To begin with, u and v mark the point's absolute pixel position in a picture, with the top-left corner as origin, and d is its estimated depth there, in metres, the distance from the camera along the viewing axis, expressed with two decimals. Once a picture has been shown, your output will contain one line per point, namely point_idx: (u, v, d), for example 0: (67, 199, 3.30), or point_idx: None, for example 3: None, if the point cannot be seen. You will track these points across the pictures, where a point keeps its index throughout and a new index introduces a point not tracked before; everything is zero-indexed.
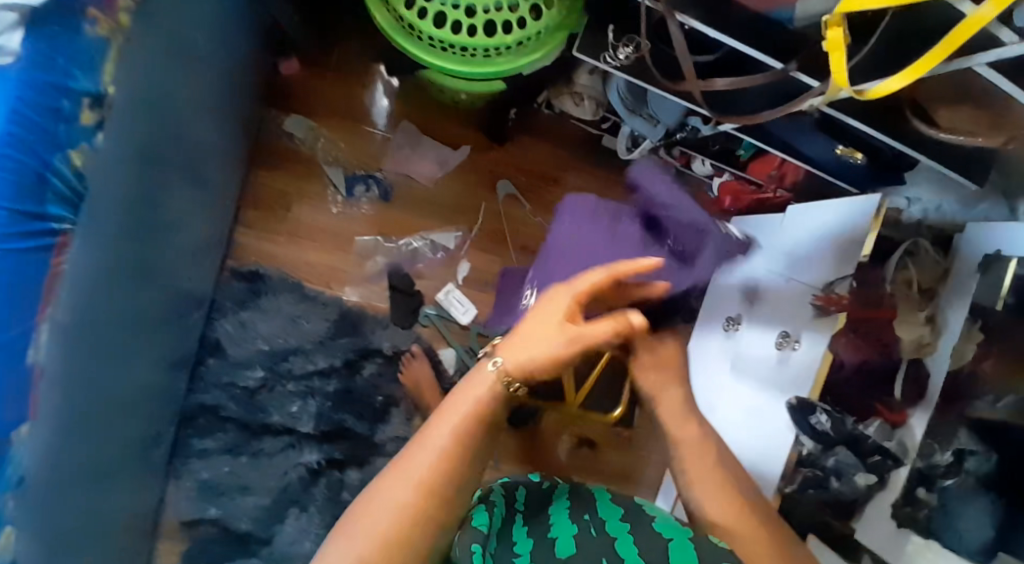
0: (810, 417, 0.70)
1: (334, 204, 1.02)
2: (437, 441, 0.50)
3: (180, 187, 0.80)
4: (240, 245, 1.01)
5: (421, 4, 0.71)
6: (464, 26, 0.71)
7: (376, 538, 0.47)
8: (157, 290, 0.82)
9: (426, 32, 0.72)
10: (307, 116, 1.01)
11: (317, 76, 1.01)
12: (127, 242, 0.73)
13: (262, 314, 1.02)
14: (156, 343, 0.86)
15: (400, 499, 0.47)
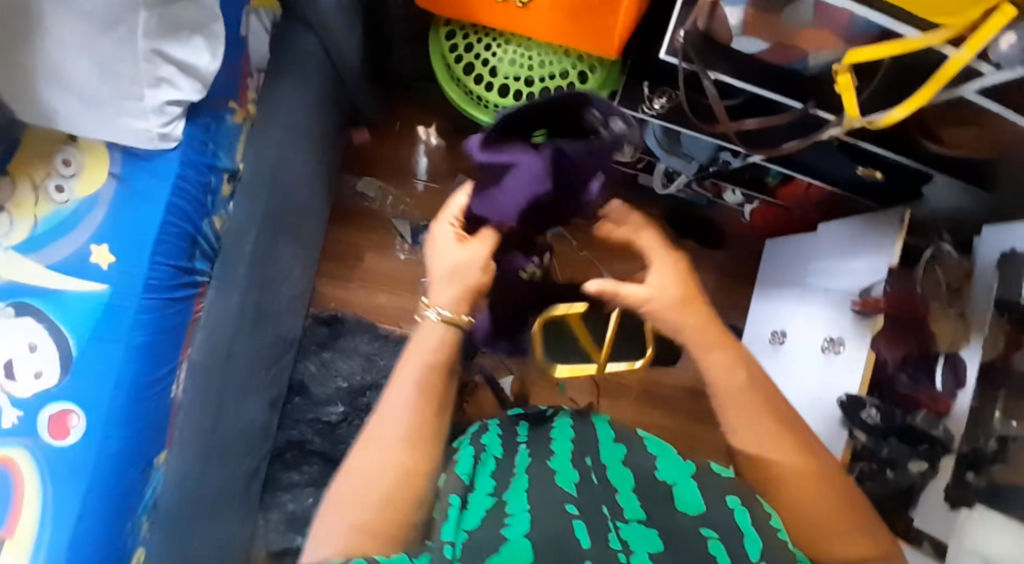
0: (860, 412, 0.79)
1: (401, 251, 1.14)
2: (406, 385, 0.54)
3: (288, 241, 0.92)
4: (321, 293, 1.13)
5: (487, 79, 0.85)
6: (525, 93, 0.85)
7: (383, 482, 0.49)
8: (270, 333, 0.94)
9: (492, 101, 0.85)
10: (376, 177, 1.14)
11: (385, 142, 1.15)
12: (253, 287, 0.85)
13: (340, 354, 1.12)
14: (265, 382, 0.97)
15: (394, 436, 0.51)
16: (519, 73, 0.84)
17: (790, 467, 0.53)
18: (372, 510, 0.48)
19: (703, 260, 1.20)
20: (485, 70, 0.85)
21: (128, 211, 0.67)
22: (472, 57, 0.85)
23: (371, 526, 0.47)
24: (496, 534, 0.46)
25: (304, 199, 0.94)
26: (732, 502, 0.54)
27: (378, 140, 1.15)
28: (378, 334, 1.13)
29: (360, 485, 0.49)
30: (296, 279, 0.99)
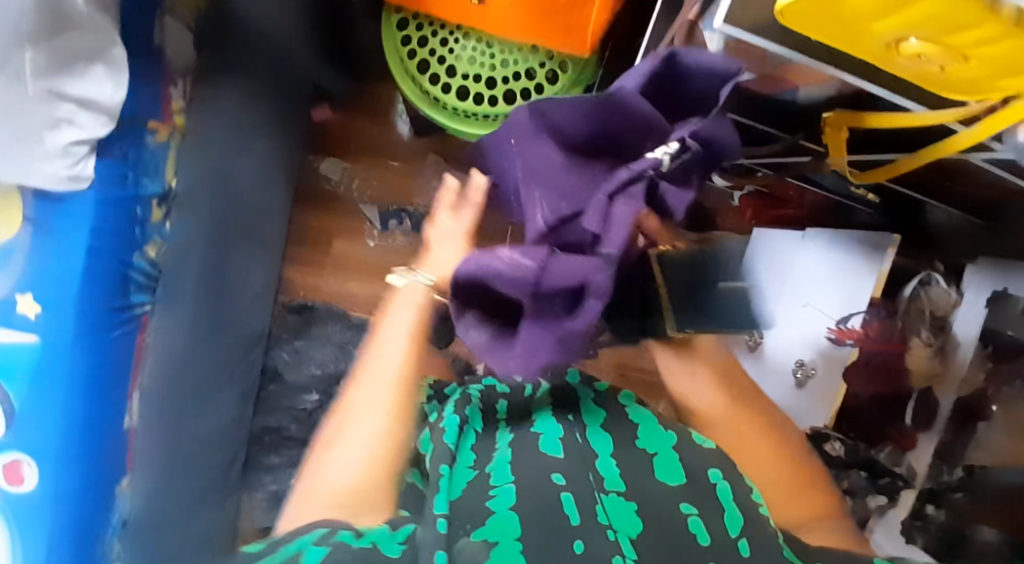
0: (825, 444, 0.81)
1: (371, 237, 1.08)
2: (383, 383, 0.61)
3: (250, 244, 0.85)
4: (289, 280, 1.08)
5: (444, 79, 0.77)
6: (486, 95, 0.76)
7: (371, 448, 0.55)
8: (241, 333, 0.85)
9: (450, 104, 0.77)
10: (342, 158, 1.07)
11: (349, 119, 1.06)
12: (204, 302, 0.80)
13: (314, 341, 1.06)
14: (239, 377, 0.86)
15: (375, 411, 0.58)
16: (479, 73, 0.76)
17: (710, 412, 0.63)
18: (372, 467, 0.54)
19: None
20: (442, 68, 0.77)
21: (49, 260, 0.62)
22: (426, 53, 0.77)
23: (370, 479, 0.53)
24: (480, 506, 0.44)
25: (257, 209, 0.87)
26: (712, 475, 0.52)
27: (341, 118, 1.06)
28: (348, 322, 1.07)
29: (352, 437, 0.56)
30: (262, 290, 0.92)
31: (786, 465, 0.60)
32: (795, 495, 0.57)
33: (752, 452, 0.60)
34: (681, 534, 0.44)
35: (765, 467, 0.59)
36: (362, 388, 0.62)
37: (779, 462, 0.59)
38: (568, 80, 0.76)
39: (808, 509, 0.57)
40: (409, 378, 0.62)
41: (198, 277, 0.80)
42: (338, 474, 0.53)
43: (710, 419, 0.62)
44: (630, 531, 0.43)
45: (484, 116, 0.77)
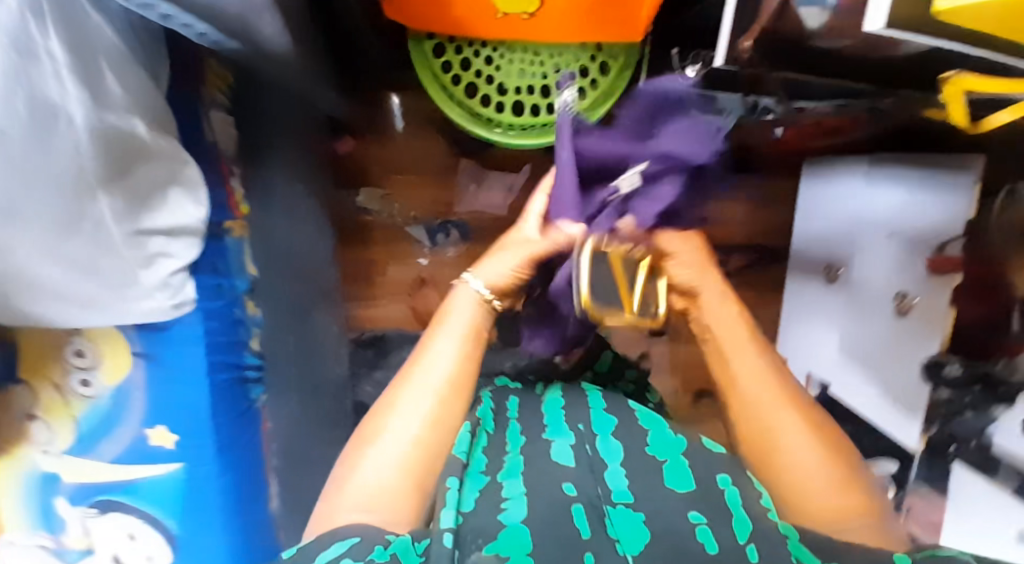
0: (943, 368, 0.80)
1: (423, 255, 1.04)
2: (437, 372, 0.58)
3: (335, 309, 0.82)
4: (356, 316, 1.06)
5: (496, 99, 0.74)
6: (542, 106, 0.74)
7: (400, 462, 0.53)
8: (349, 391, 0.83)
9: (506, 123, 0.75)
10: (375, 186, 1.02)
11: (372, 143, 1.00)
12: (306, 374, 0.76)
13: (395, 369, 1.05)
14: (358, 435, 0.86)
15: (410, 429, 0.54)
16: (531, 83, 0.73)
17: (747, 372, 0.59)
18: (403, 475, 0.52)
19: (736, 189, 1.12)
20: (492, 88, 0.74)
21: (166, 388, 0.61)
22: (471, 76, 0.73)
23: (401, 489, 0.51)
24: (494, 518, 0.45)
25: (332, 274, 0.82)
26: (721, 481, 0.51)
27: (363, 143, 1.00)
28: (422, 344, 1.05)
29: (399, 430, 0.55)
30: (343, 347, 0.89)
31: (831, 460, 0.54)
32: (825, 476, 0.53)
33: (761, 428, 0.56)
34: (691, 548, 0.42)
35: (795, 453, 0.54)
36: (415, 373, 0.58)
37: (808, 454, 0.54)
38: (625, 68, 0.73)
39: (823, 484, 0.52)
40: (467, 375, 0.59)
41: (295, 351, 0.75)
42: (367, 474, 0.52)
43: (738, 388, 0.58)
44: (635, 544, 0.43)
45: (543, 127, 0.75)
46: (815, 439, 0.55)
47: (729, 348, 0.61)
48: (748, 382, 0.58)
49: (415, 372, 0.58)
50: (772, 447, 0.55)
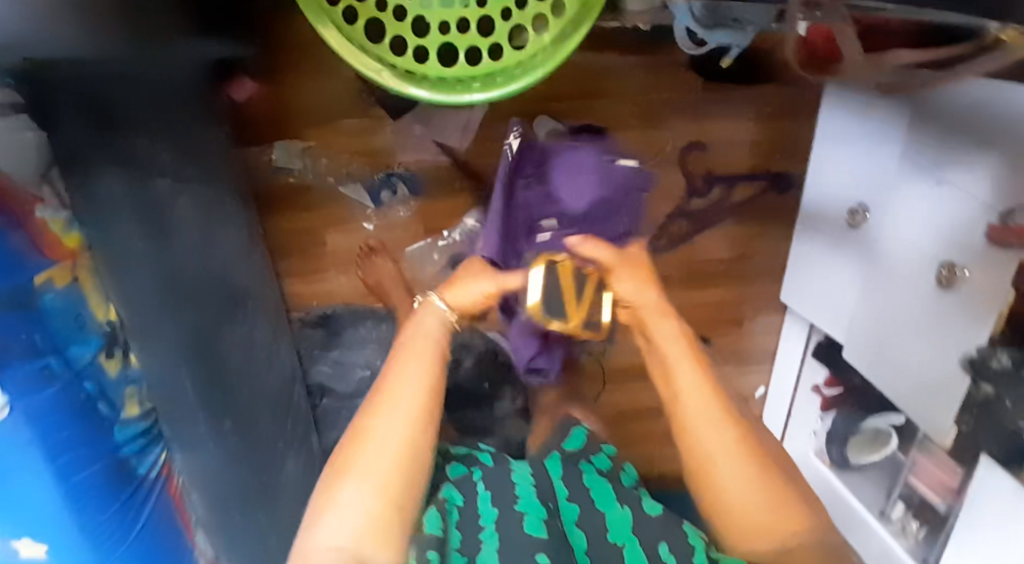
0: (992, 360, 0.64)
1: (367, 219, 0.85)
2: (404, 400, 0.56)
3: (233, 321, 0.65)
4: (293, 295, 0.87)
5: (415, 42, 0.51)
6: (483, 47, 0.52)
7: (382, 496, 0.51)
8: (268, 404, 0.71)
9: (434, 77, 0.52)
10: (293, 137, 0.79)
11: (279, 81, 0.76)
12: (223, 408, 0.63)
13: (349, 349, 0.89)
14: (293, 438, 0.76)
15: (390, 452, 0.53)
16: (462, 16, 0.51)
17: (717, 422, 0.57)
18: (376, 504, 0.51)
19: (745, 105, 0.90)
20: (406, 27, 0.51)
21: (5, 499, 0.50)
22: (373, 10, 0.50)
23: (381, 521, 0.51)
24: None
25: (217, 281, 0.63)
26: (662, 552, 0.61)
27: (268, 84, 0.76)
28: (377, 319, 0.90)
29: (375, 451, 0.53)
30: (263, 353, 0.73)
31: (786, 496, 0.55)
32: (767, 483, 0.55)
33: (725, 469, 0.55)
34: None
35: (762, 536, 0.54)
36: (388, 381, 0.58)
37: (764, 494, 0.54)
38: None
39: (787, 533, 0.54)
40: (428, 386, 0.58)
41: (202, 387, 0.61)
42: (334, 522, 0.50)
43: (694, 436, 0.56)
44: None
45: (489, 76, 0.53)
46: (768, 478, 0.55)
47: (680, 396, 0.59)
48: (688, 398, 0.58)
49: (384, 384, 0.58)
50: (741, 508, 0.54)
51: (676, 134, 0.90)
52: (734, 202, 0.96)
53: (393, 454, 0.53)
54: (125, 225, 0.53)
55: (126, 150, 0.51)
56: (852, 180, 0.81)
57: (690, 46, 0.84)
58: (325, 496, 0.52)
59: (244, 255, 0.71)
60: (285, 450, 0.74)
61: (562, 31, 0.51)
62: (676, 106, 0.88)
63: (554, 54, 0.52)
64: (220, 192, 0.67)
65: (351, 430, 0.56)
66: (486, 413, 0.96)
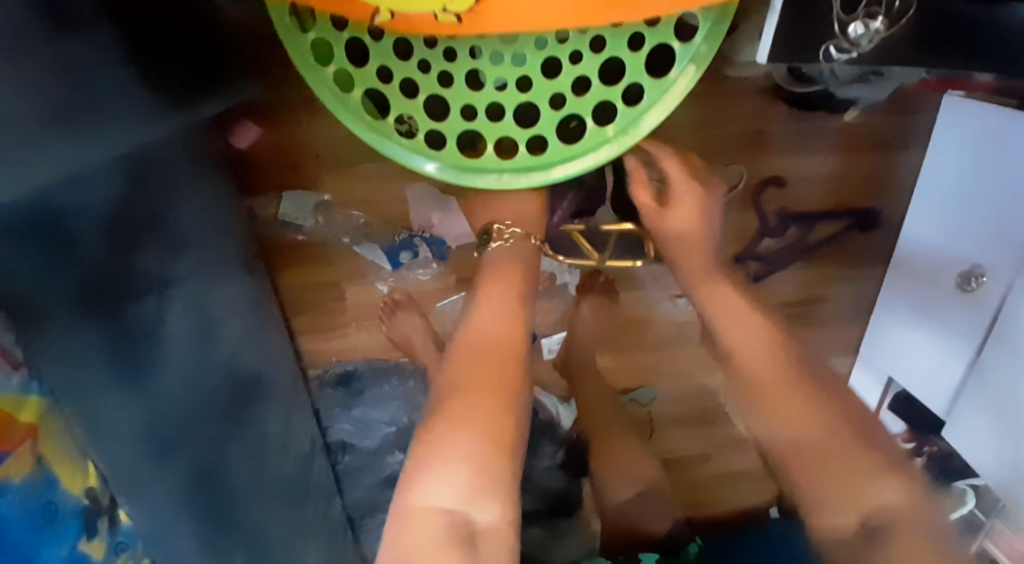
0: None
1: (383, 280, 0.74)
2: (467, 366, 0.51)
3: (234, 428, 0.55)
4: (307, 352, 0.78)
5: (427, 123, 0.42)
6: (519, 139, 0.42)
7: (481, 404, 0.48)
8: (275, 508, 0.62)
9: (448, 164, 0.42)
10: (307, 189, 0.69)
11: (287, 123, 0.66)
12: (229, 536, 0.53)
13: (372, 406, 0.80)
14: (302, 521, 0.67)
15: (475, 359, 0.52)
16: (494, 99, 0.42)
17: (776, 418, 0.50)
18: (487, 445, 0.47)
19: (825, 136, 0.78)
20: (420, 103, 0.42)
21: None
22: (375, 80, 0.42)
23: (459, 483, 0.45)
24: None
25: (223, 391, 0.54)
26: None
27: (277, 127, 0.66)
28: (403, 375, 0.80)
29: (460, 357, 0.53)
30: (275, 444, 0.64)
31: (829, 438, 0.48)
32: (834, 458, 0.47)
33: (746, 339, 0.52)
34: None
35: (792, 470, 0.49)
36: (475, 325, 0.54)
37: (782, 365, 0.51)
38: (696, 53, 0.38)
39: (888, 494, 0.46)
40: (516, 333, 0.54)
41: (204, 525, 0.50)
42: (436, 483, 0.45)
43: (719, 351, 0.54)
44: None
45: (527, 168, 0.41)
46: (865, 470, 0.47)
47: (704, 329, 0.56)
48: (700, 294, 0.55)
49: (471, 327, 0.54)
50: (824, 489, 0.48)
51: (746, 172, 0.78)
52: (812, 243, 0.83)
53: (482, 408, 0.49)
54: (85, 396, 0.39)
55: (68, 311, 0.37)
56: (975, 236, 0.67)
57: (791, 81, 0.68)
58: (422, 445, 0.48)
59: (254, 336, 0.62)
60: (290, 544, 0.64)
61: (631, 122, 0.40)
62: (743, 140, 0.76)
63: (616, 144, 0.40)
64: (219, 280, 0.55)
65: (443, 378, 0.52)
66: (523, 471, 0.87)
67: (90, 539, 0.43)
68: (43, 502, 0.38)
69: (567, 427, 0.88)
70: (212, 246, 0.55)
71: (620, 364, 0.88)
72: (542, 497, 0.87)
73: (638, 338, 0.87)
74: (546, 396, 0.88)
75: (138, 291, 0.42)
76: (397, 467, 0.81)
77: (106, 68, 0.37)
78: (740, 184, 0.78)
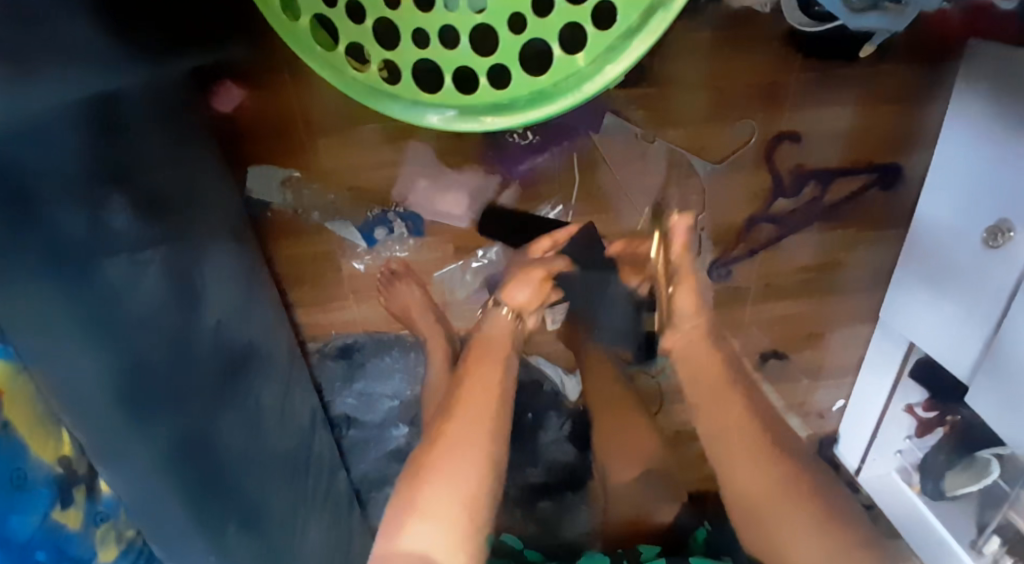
0: None
1: (359, 257, 0.73)
2: (470, 418, 0.55)
3: (221, 397, 0.53)
4: (306, 326, 0.77)
5: (379, 53, 0.36)
6: (478, 70, 0.35)
7: (472, 474, 0.52)
8: (274, 480, 0.61)
9: (409, 99, 0.37)
10: (274, 164, 0.67)
11: (273, 86, 0.62)
12: (221, 504, 0.52)
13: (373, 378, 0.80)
14: (303, 495, 0.66)
15: (482, 419, 0.56)
16: (445, 22, 0.34)
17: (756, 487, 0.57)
18: (453, 531, 0.49)
19: (846, 88, 0.73)
20: (368, 31, 0.35)
21: None
22: (318, 3, 0.35)
23: (449, 541, 0.49)
24: None
25: (207, 360, 0.52)
26: None
27: (263, 90, 0.63)
28: (404, 348, 0.78)
29: (470, 410, 0.56)
30: (275, 416, 0.63)
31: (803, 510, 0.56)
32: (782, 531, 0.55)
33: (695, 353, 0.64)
34: None
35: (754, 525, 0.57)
36: (464, 399, 0.57)
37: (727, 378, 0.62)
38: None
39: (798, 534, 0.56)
40: (498, 393, 0.58)
41: (195, 494, 0.48)
42: (419, 531, 0.48)
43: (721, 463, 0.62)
44: None
45: (494, 106, 0.36)
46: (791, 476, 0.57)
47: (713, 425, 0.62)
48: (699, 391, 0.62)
49: (476, 384, 0.58)
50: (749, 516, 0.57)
51: (759, 127, 0.74)
52: (828, 205, 0.80)
53: (467, 466, 0.52)
54: (58, 358, 0.37)
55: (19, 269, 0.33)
56: (1002, 192, 0.63)
57: (803, 22, 0.65)
58: (394, 522, 0.50)
59: (244, 307, 0.60)
60: (291, 515, 0.63)
61: (602, 52, 0.33)
62: (755, 93, 0.71)
63: (584, 82, 0.34)
64: (202, 249, 0.54)
65: (419, 456, 0.55)
66: (531, 444, 0.87)
67: (65, 509, 0.41)
68: (10, 469, 0.37)
69: (573, 400, 0.87)
70: (195, 216, 0.53)
71: None
72: (552, 470, 0.87)
73: None
74: (552, 368, 0.86)
75: (103, 250, 0.40)
76: (401, 441, 0.82)
77: (39, 17, 0.34)
78: (750, 141, 0.75)
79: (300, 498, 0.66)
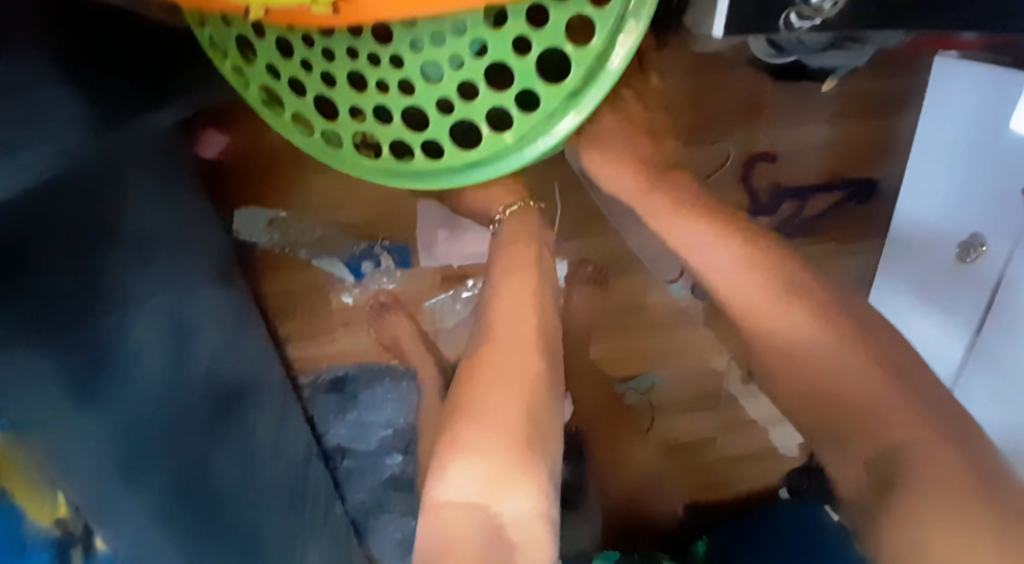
0: None
1: (347, 290, 0.74)
2: (520, 328, 0.48)
3: (217, 436, 0.54)
4: (296, 360, 0.77)
5: (328, 125, 0.43)
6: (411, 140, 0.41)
7: (515, 400, 0.44)
8: (270, 515, 0.61)
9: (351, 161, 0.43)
10: (260, 204, 0.69)
11: (250, 129, 0.66)
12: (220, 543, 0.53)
13: (367, 407, 0.80)
14: (299, 526, 0.67)
15: (521, 330, 0.48)
16: (382, 102, 0.41)
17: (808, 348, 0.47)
18: (495, 469, 0.40)
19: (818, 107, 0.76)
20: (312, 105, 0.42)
21: None
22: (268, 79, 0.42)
23: (495, 472, 0.40)
24: None
25: (202, 403, 0.53)
26: None
27: (241, 132, 0.66)
28: (397, 377, 0.79)
29: (502, 336, 0.48)
30: (267, 452, 0.63)
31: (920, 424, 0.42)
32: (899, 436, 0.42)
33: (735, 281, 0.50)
34: None
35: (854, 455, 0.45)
36: (501, 317, 0.49)
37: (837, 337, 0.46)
38: (588, 65, 0.37)
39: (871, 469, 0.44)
40: (548, 323, 0.51)
41: (195, 533, 0.49)
42: (459, 469, 0.41)
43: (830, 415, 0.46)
44: None
45: (428, 169, 0.42)
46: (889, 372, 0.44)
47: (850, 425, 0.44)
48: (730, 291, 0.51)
49: (502, 322, 0.49)
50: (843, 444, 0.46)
51: (736, 147, 0.76)
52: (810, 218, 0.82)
53: (519, 381, 0.45)
54: (54, 422, 0.38)
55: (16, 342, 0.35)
56: (972, 204, 0.66)
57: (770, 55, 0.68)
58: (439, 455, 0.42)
59: (233, 346, 0.61)
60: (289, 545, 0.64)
61: (526, 131, 0.39)
62: (733, 113, 0.74)
63: (509, 153, 0.40)
64: (192, 292, 0.55)
65: (472, 374, 0.47)
66: None
67: None
68: None
69: None
70: (181, 262, 0.54)
71: (620, 354, 0.86)
72: None
73: (636, 325, 0.85)
74: None
75: (96, 306, 0.41)
76: (397, 469, 0.81)
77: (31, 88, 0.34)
78: (728, 161, 0.76)
79: (298, 527, 0.66)
